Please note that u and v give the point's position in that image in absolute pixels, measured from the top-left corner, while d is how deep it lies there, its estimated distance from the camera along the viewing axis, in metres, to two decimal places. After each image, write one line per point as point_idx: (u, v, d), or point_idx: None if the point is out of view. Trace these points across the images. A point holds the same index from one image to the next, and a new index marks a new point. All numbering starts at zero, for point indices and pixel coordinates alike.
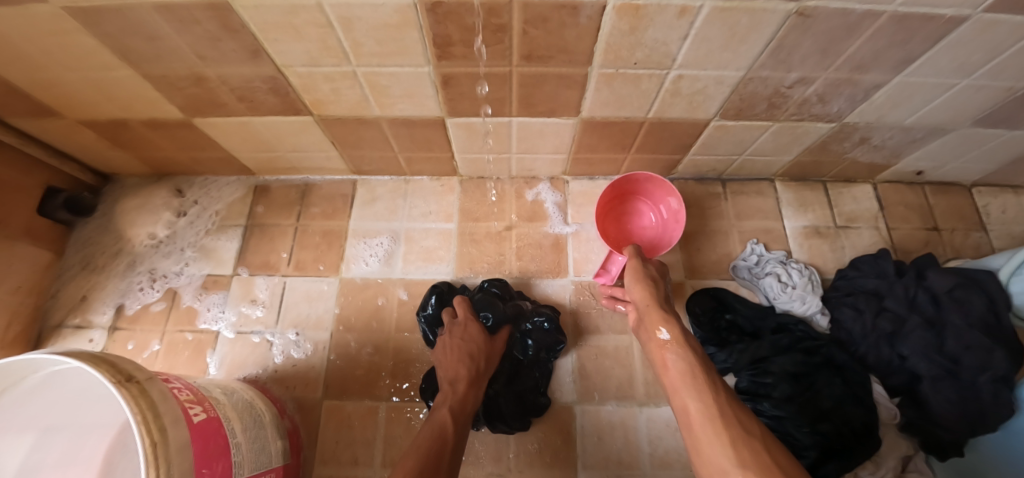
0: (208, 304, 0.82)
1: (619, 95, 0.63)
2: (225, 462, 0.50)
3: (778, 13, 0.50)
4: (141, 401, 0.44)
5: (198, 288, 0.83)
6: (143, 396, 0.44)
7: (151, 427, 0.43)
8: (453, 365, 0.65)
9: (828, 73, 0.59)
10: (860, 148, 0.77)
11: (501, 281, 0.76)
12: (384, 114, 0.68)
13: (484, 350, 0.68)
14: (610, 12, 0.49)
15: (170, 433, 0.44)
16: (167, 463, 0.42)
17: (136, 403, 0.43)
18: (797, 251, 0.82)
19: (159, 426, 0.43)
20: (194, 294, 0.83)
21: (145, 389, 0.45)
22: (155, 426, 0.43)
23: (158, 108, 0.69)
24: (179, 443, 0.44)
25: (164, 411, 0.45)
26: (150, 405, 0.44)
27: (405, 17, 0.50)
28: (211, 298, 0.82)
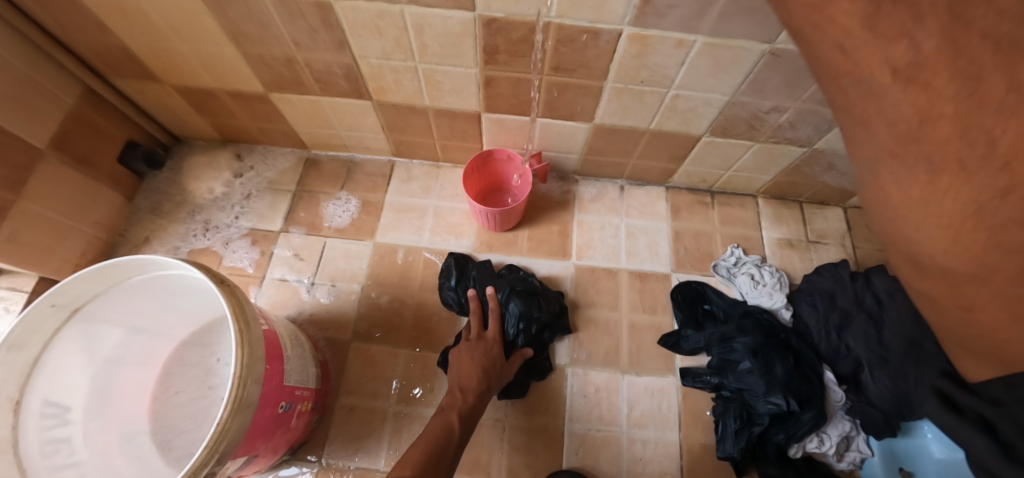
0: (234, 249, 0.94)
1: (626, 106, 0.77)
2: (278, 365, 0.63)
3: (754, 52, 0.64)
4: (232, 299, 0.56)
5: (235, 236, 0.95)
6: (232, 295, 0.56)
7: (239, 318, 0.55)
8: (467, 373, 0.71)
9: (797, 104, 0.73)
10: (829, 173, 0.91)
11: (529, 282, 0.84)
12: (432, 105, 0.82)
13: (495, 361, 0.74)
14: (624, 39, 0.64)
15: (250, 326, 0.56)
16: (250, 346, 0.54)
17: (229, 299, 0.55)
18: (771, 257, 0.94)
19: (244, 319, 0.55)
20: (223, 242, 0.95)
21: (234, 291, 0.57)
22: (241, 318, 0.55)
23: (245, 82, 0.83)
24: (256, 337, 0.56)
25: (247, 309, 0.58)
26: (238, 303, 0.57)
27: (465, 27, 0.65)
28: (236, 244, 0.94)
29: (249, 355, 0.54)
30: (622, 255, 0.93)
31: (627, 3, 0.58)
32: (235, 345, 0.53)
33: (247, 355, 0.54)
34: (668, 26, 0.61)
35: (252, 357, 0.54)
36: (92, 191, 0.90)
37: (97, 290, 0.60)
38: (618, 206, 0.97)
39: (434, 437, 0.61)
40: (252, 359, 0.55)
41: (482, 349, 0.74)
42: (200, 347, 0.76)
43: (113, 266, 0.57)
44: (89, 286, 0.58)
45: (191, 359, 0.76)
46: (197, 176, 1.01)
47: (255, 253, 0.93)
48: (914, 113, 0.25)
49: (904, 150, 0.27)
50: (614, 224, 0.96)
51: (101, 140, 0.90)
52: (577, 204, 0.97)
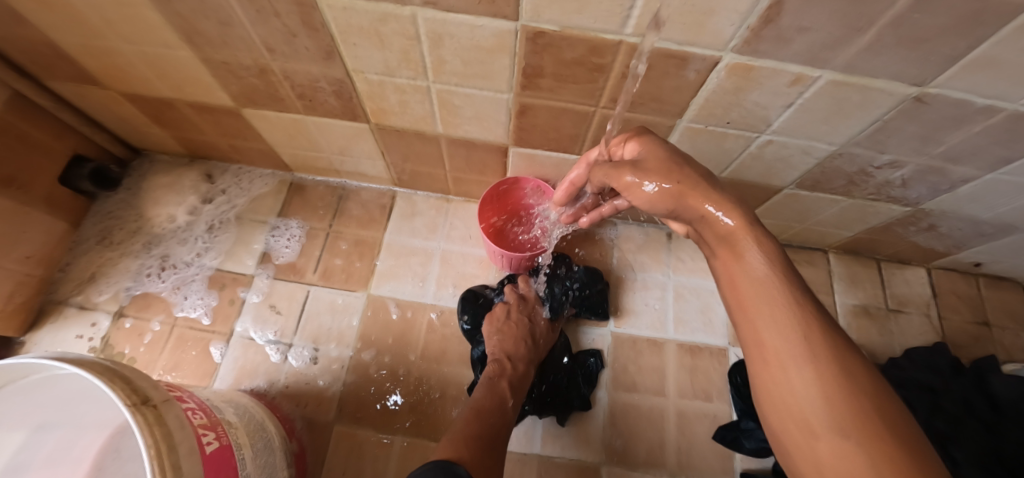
0: (185, 293, 0.78)
1: (699, 150, 0.61)
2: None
3: (894, 95, 0.47)
4: (156, 430, 0.40)
5: (204, 286, 0.78)
6: (160, 423, 0.41)
7: (163, 463, 0.39)
8: (511, 341, 0.68)
9: (921, 160, 0.56)
10: (925, 234, 0.73)
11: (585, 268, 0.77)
12: (447, 133, 0.65)
13: (538, 330, 0.71)
14: (721, 69, 0.47)
15: (182, 469, 0.40)
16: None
17: (151, 432, 0.39)
18: (846, 331, 0.78)
19: (172, 463, 0.39)
20: (172, 285, 0.79)
21: (162, 414, 0.41)
22: (168, 462, 0.39)
23: (209, 93, 0.65)
24: None
25: (179, 443, 0.41)
26: (166, 434, 0.41)
27: (501, 42, 0.47)
28: (188, 286, 0.79)
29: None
30: (669, 322, 0.77)
31: (740, 22, 0.40)
32: None
33: None
34: (787, 56, 0.44)
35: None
36: (21, 220, 0.72)
37: None
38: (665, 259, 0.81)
39: (469, 418, 0.55)
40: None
41: (527, 314, 0.71)
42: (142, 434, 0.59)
43: None
44: None
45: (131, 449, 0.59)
46: (155, 200, 0.83)
47: (207, 302, 0.77)
48: (792, 350, 0.35)
49: (822, 383, 0.32)
50: (659, 281, 0.79)
51: (36, 155, 0.72)
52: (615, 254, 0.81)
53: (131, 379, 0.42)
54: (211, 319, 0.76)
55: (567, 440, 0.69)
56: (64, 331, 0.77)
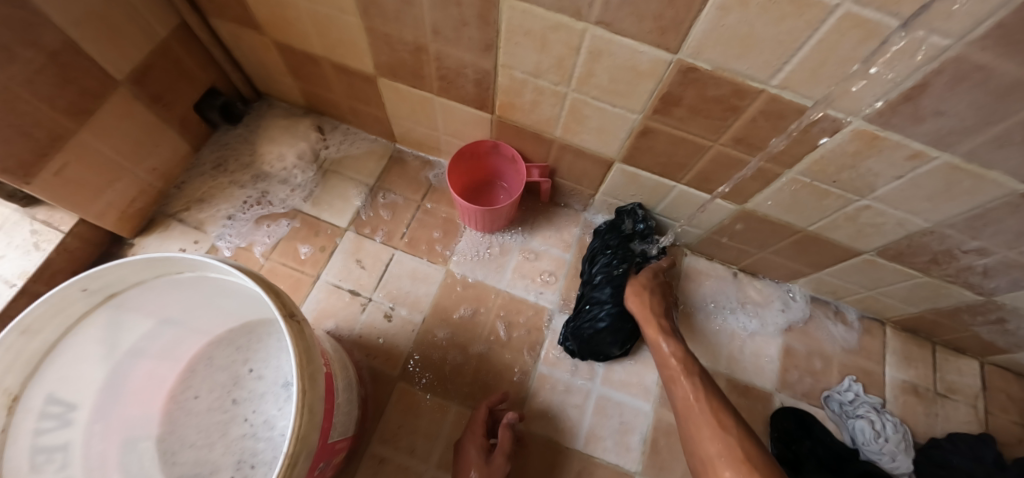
0: (231, 224, 0.85)
1: (797, 201, 0.64)
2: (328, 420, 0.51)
3: (1005, 188, 0.50)
4: (300, 342, 0.45)
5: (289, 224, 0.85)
6: (301, 336, 0.46)
7: (305, 371, 0.44)
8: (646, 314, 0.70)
9: (1010, 254, 0.59)
10: (990, 326, 0.75)
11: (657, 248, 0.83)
12: (563, 137, 0.70)
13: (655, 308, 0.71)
14: (846, 132, 0.51)
15: (315, 381, 0.45)
16: (310, 411, 0.43)
17: (297, 342, 0.45)
18: (890, 402, 0.79)
19: (309, 374, 0.44)
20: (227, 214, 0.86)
21: (302, 331, 0.47)
22: (306, 373, 0.44)
23: (357, 59, 0.72)
24: (317, 395, 0.45)
25: (313, 358, 0.46)
26: (306, 348, 0.46)
27: (654, 69, 0.52)
28: (236, 218, 0.86)
29: (307, 424, 0.43)
30: (723, 356, 0.81)
31: (882, 93, 0.45)
32: (294, 413, 0.41)
33: (304, 424, 0.42)
34: (916, 133, 0.48)
35: (309, 425, 0.43)
36: (158, 134, 0.80)
37: (140, 279, 0.52)
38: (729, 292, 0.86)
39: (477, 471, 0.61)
40: (310, 426, 0.44)
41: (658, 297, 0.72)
42: (233, 349, 0.67)
43: (166, 259, 0.49)
44: (131, 274, 0.50)
45: (223, 359, 0.66)
46: (265, 137, 0.89)
47: (240, 241, 0.83)
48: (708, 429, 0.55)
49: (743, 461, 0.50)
50: (721, 317, 0.84)
51: (182, 80, 0.80)
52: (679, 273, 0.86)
53: (279, 292, 0.48)
54: (230, 251, 0.82)
55: (608, 444, 0.72)
56: (169, 242, 0.84)
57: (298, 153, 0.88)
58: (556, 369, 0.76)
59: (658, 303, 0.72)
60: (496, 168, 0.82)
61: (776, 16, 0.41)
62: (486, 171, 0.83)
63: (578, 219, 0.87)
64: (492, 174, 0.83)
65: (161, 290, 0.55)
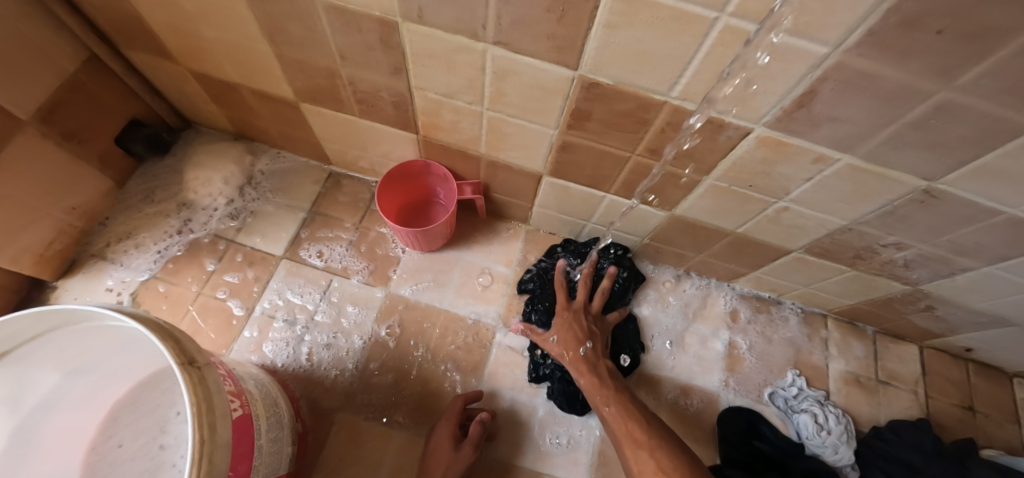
0: (156, 258, 0.82)
1: (721, 206, 0.64)
2: (245, 466, 0.50)
3: (907, 186, 0.53)
4: (199, 390, 0.44)
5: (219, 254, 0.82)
6: (200, 384, 0.45)
7: (203, 421, 0.43)
8: None
9: (926, 246, 0.61)
10: (923, 314, 0.77)
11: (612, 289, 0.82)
12: (488, 154, 0.69)
13: (441, 457, 0.63)
14: (752, 139, 0.52)
15: (216, 428, 0.44)
16: (210, 462, 0.42)
17: (195, 391, 0.44)
18: (835, 394, 0.80)
19: (208, 422, 0.43)
20: (149, 248, 0.83)
21: (204, 377, 0.46)
22: (205, 420, 0.43)
23: (275, 84, 0.70)
24: (221, 442, 0.44)
25: (216, 404, 0.45)
26: (206, 396, 0.45)
27: (559, 86, 0.53)
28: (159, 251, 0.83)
29: (207, 475, 0.42)
30: (669, 358, 0.81)
31: (776, 101, 0.46)
32: (188, 465, 0.40)
33: (203, 476, 0.41)
34: (816, 137, 0.49)
35: (210, 475, 0.42)
36: (76, 172, 0.77)
37: (36, 332, 0.50)
38: (705, 304, 0.86)
39: None
40: (211, 477, 0.42)
41: (440, 445, 0.64)
42: (159, 393, 0.63)
43: (54, 312, 0.46)
44: (21, 330, 0.47)
45: (146, 404, 0.63)
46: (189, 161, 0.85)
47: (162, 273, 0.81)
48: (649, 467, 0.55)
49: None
50: (665, 318, 0.84)
51: (99, 115, 0.77)
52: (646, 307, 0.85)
53: (181, 340, 0.47)
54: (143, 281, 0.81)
55: (557, 461, 0.71)
56: (96, 282, 0.81)
57: (223, 178, 0.84)
58: (512, 375, 0.75)
59: (446, 449, 0.64)
60: (430, 187, 0.80)
61: (660, 32, 0.41)
62: (422, 189, 0.81)
63: (519, 232, 0.86)
64: (428, 192, 0.81)
65: (64, 340, 0.53)
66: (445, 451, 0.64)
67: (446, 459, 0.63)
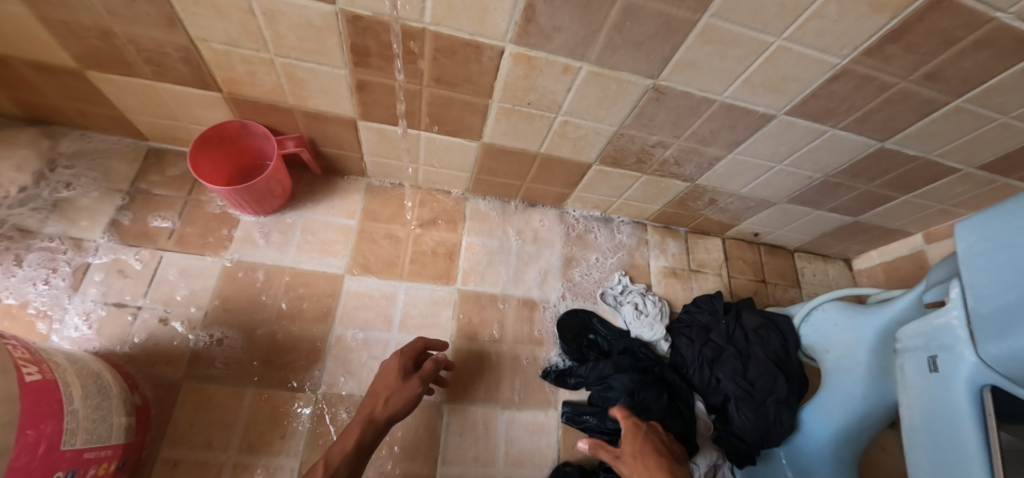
0: None
1: (516, 128, 0.73)
2: (52, 425, 0.49)
3: (639, 86, 0.64)
4: None
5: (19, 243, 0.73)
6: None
7: None
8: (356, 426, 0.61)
9: (679, 141, 0.75)
10: (710, 207, 0.94)
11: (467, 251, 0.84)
12: (298, 105, 0.71)
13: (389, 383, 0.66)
14: (508, 57, 0.60)
15: None
16: None
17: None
18: (656, 286, 0.95)
19: None
20: None
21: None
22: None
23: (46, 53, 0.65)
24: None
25: None
26: None
27: (328, 22, 0.57)
28: None
29: None
30: (511, 281, 0.90)
31: (509, 18, 0.54)
32: None
33: None
34: (553, 49, 0.59)
35: None
36: None
37: None
38: (541, 229, 0.96)
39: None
40: None
41: (392, 372, 0.67)
42: None
43: None
44: None
45: None
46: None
47: None
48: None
49: None
50: (507, 247, 0.93)
51: None
52: (478, 233, 0.92)
53: None
54: None
55: None
56: None
57: (12, 166, 0.76)
58: (360, 315, 0.81)
59: (396, 376, 0.67)
60: (255, 149, 0.81)
61: None
62: (245, 155, 0.81)
63: (359, 186, 0.91)
64: (253, 158, 0.82)
65: None
66: (398, 380, 0.67)
67: (397, 385, 0.66)
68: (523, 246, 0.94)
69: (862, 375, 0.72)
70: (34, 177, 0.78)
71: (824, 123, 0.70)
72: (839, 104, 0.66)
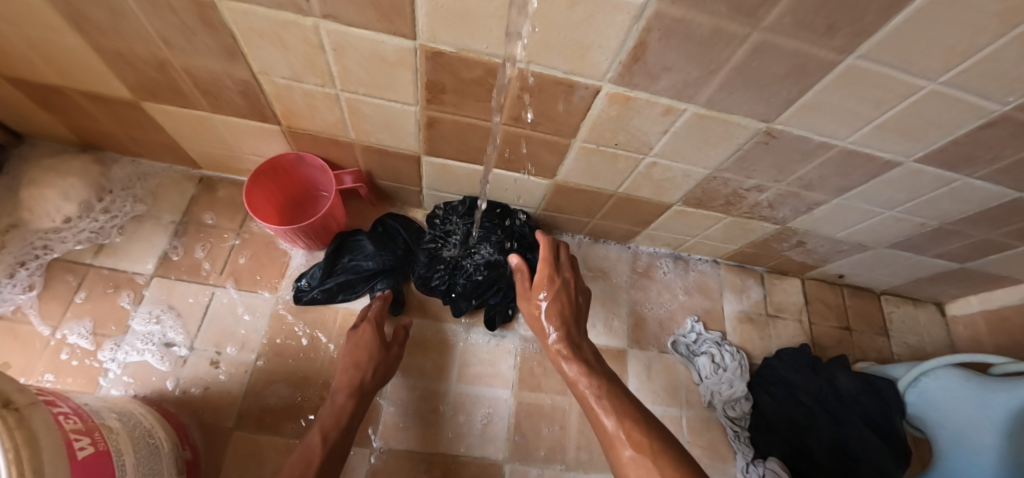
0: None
1: (596, 168, 0.66)
2: None
3: (750, 129, 0.56)
4: (20, 433, 0.38)
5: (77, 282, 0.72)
6: (24, 425, 0.39)
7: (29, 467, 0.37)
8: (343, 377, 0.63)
9: (780, 185, 0.66)
10: (795, 249, 0.85)
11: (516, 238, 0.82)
12: (358, 139, 0.66)
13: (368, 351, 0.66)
14: (603, 97, 0.53)
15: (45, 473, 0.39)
16: None
17: (13, 435, 0.37)
18: (731, 333, 0.87)
19: (37, 465, 0.38)
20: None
21: (28, 417, 0.39)
22: (34, 466, 0.38)
23: (102, 84, 0.61)
24: None
25: (44, 444, 0.40)
26: (31, 437, 0.39)
27: (403, 57, 0.50)
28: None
29: None
30: None
31: (613, 56, 0.46)
32: None
33: None
34: (657, 90, 0.51)
35: None
36: None
37: None
38: (608, 267, 0.88)
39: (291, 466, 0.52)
40: None
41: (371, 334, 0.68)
42: None
43: None
44: None
45: None
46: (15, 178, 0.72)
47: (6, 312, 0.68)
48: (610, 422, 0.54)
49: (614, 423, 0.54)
50: None
51: None
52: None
53: None
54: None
55: (471, 440, 0.72)
56: None
57: (60, 194, 0.71)
58: (420, 361, 0.75)
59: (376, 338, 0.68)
60: (309, 180, 0.76)
61: None
62: (299, 184, 0.76)
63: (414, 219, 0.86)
64: (306, 187, 0.77)
65: None
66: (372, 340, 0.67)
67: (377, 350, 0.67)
68: (591, 288, 0.86)
69: (990, 462, 0.62)
70: (82, 207, 0.73)
71: (959, 172, 0.60)
72: (985, 152, 0.56)
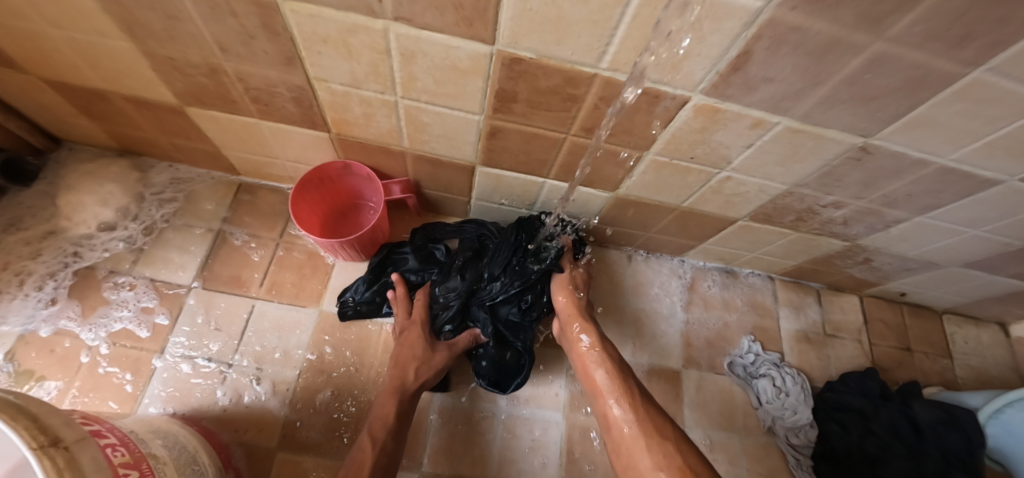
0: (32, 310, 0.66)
1: (663, 181, 0.62)
2: None
3: (844, 144, 0.51)
4: None
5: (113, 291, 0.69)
6: (73, 467, 0.35)
7: None
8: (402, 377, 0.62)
9: (860, 202, 0.62)
10: (860, 266, 0.80)
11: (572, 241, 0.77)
12: (411, 148, 0.62)
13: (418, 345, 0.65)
14: (690, 108, 0.49)
15: None
16: None
17: None
18: (788, 354, 0.82)
19: None
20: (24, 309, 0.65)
21: (76, 457, 0.36)
22: None
23: (148, 89, 0.58)
24: None
25: None
26: None
27: (477, 64, 0.46)
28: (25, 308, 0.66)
29: None
30: (627, 344, 0.79)
31: (710, 66, 0.42)
32: None
33: None
34: (752, 102, 0.46)
35: None
36: None
37: None
38: (658, 283, 0.84)
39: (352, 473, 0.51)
40: None
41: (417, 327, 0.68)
42: None
43: None
44: None
45: None
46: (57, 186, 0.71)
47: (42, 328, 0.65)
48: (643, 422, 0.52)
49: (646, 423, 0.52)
50: (621, 303, 0.81)
51: None
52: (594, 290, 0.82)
53: (39, 415, 0.36)
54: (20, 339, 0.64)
55: (522, 465, 0.68)
56: None
57: (99, 198, 0.71)
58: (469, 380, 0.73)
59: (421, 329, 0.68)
60: (356, 190, 0.73)
61: None
62: (345, 194, 0.74)
63: None
64: (353, 197, 0.75)
65: None
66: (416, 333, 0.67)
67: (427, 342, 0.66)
68: (643, 305, 0.82)
69: None
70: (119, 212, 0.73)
71: None
72: None
